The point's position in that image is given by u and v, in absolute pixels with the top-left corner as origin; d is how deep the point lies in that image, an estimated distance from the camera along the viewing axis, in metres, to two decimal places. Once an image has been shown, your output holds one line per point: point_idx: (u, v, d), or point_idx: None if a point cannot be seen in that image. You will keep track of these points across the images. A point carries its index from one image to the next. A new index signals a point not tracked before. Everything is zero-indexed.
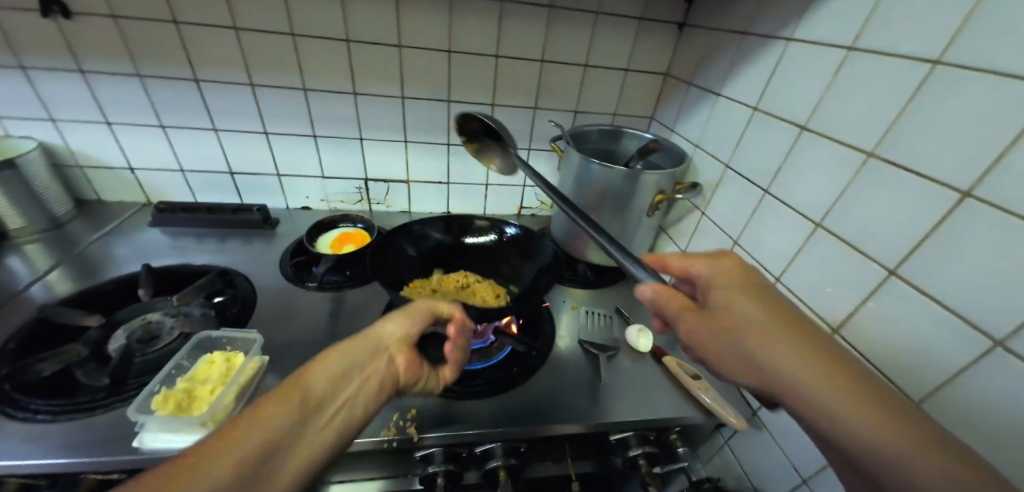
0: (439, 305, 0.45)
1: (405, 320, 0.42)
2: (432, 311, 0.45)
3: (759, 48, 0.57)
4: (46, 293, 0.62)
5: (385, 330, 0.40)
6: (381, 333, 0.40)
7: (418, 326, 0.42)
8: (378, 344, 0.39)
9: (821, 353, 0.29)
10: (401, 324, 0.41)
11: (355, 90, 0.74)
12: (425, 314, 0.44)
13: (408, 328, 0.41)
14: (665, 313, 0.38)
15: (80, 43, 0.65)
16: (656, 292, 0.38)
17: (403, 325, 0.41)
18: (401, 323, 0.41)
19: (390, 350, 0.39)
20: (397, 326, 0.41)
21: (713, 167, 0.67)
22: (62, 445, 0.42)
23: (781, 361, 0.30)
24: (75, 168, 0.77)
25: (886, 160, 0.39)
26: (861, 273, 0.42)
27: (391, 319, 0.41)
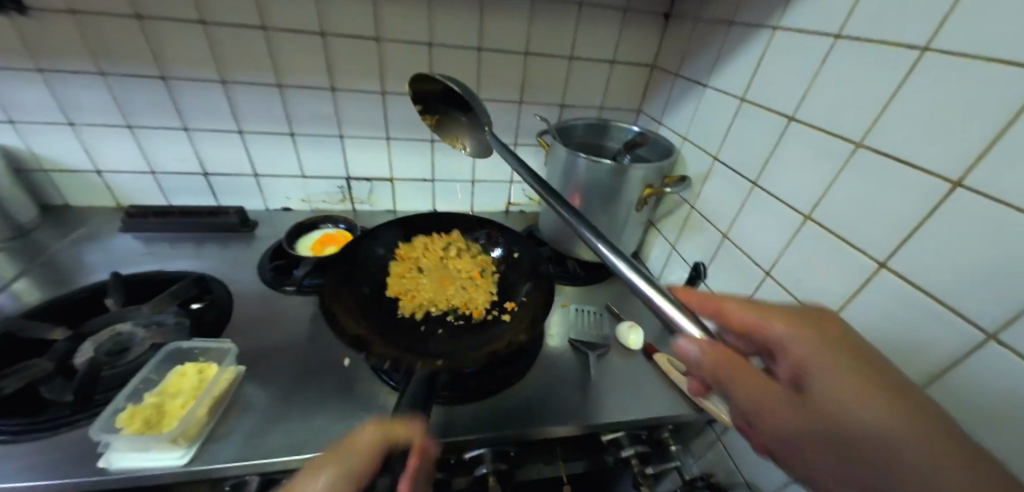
0: (392, 430, 0.32)
1: (339, 468, 0.29)
2: (382, 444, 0.31)
3: (745, 37, 0.56)
4: (9, 305, 0.58)
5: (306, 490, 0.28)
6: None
7: (357, 480, 0.29)
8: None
9: (927, 423, 0.24)
10: (332, 480, 0.29)
11: (332, 86, 0.72)
12: (368, 457, 0.30)
13: (342, 486, 0.29)
14: (708, 376, 0.28)
15: (36, 40, 0.61)
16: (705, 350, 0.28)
17: (338, 478, 0.29)
18: (333, 473, 0.29)
19: (364, 466, 0.30)
20: (368, 437, 0.31)
21: (701, 160, 0.66)
22: (24, 467, 0.39)
23: (893, 436, 0.24)
24: (39, 172, 0.73)
25: (876, 150, 0.39)
26: (851, 267, 0.41)
27: (320, 472, 0.29)
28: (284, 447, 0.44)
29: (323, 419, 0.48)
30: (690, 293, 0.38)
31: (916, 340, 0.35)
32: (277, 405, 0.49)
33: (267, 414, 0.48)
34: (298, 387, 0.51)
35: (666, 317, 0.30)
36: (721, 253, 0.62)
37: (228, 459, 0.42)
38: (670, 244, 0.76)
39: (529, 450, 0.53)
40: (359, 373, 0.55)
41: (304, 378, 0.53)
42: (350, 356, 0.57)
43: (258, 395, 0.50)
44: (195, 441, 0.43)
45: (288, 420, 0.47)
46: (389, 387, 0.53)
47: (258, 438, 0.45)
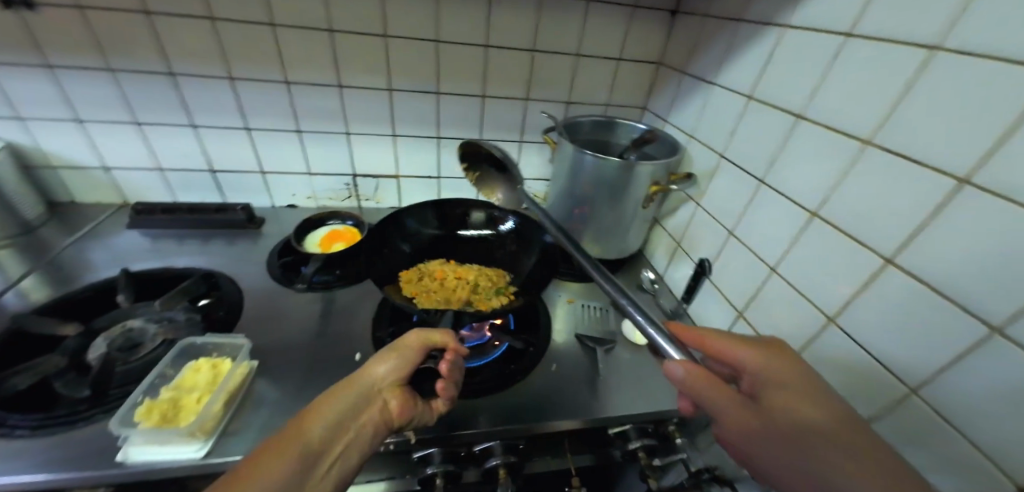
0: (431, 335, 0.44)
1: (396, 357, 0.41)
2: (424, 344, 0.43)
3: (753, 35, 0.56)
4: (20, 301, 0.59)
5: (377, 371, 0.39)
6: (372, 373, 0.39)
7: (412, 364, 0.41)
8: (374, 388, 0.38)
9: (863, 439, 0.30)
10: (393, 364, 0.40)
11: (340, 82, 0.72)
12: (416, 350, 0.42)
13: (402, 368, 0.40)
14: (694, 394, 0.34)
15: (44, 36, 0.61)
16: (689, 371, 0.34)
17: (397, 366, 0.40)
18: (392, 362, 0.40)
19: (383, 395, 0.38)
20: (387, 369, 0.40)
21: (707, 157, 0.67)
22: (43, 461, 0.40)
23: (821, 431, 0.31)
24: (45, 169, 0.73)
25: (884, 148, 0.39)
26: (857, 263, 0.42)
27: (383, 360, 0.40)
28: None
29: None
30: (680, 325, 0.44)
31: (921, 334, 0.36)
32: (290, 400, 0.49)
33: (281, 408, 0.48)
34: (311, 381, 0.52)
35: (659, 347, 0.38)
36: (727, 249, 0.63)
37: (244, 452, 0.43)
38: (675, 240, 0.77)
39: (537, 444, 0.53)
40: None
41: (316, 373, 0.53)
42: (360, 351, 0.58)
43: (271, 390, 0.50)
44: (213, 435, 0.44)
45: None
46: None
47: (273, 432, 0.46)
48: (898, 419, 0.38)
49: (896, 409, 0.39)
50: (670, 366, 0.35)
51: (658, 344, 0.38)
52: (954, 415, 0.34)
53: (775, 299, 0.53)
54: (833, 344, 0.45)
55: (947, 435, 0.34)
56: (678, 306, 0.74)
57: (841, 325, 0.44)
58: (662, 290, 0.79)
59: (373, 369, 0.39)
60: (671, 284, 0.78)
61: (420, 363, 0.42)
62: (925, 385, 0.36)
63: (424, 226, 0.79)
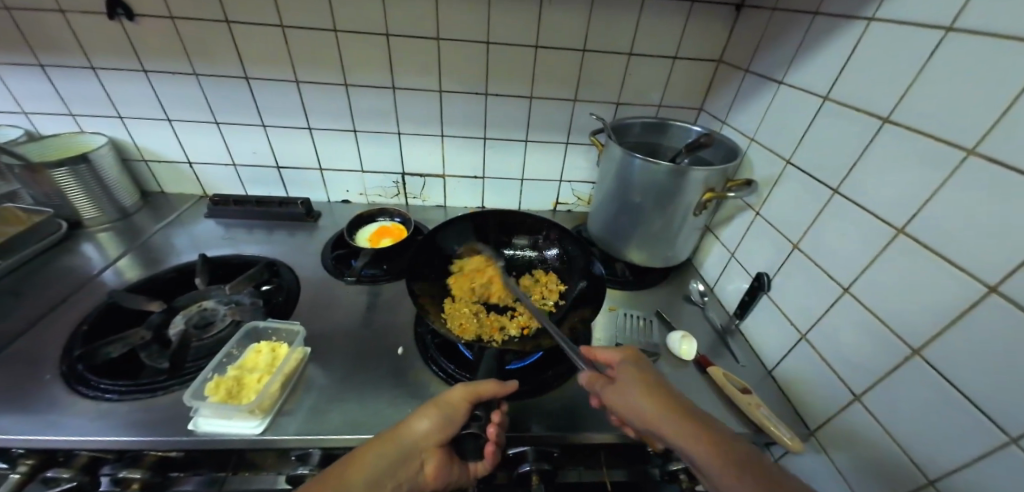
0: (477, 389, 0.42)
1: (439, 415, 0.41)
2: (468, 401, 0.42)
3: (831, 31, 0.51)
4: (115, 279, 0.67)
5: (421, 428, 0.40)
6: (415, 430, 0.39)
7: (454, 423, 0.41)
8: (414, 447, 0.39)
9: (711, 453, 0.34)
10: (436, 424, 0.40)
11: (394, 84, 0.75)
12: (460, 406, 0.42)
13: (444, 427, 0.40)
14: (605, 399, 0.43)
15: (143, 45, 0.69)
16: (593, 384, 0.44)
17: (439, 425, 0.40)
18: (435, 419, 0.40)
19: (422, 453, 0.40)
20: (429, 428, 0.40)
21: (770, 163, 0.62)
22: (126, 423, 0.45)
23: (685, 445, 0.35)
24: (140, 162, 0.83)
25: (990, 160, 0.34)
26: (951, 290, 0.36)
27: (426, 416, 0.40)
28: (342, 427, 0.47)
29: (377, 403, 0.50)
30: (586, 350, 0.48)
31: None
32: (335, 387, 0.52)
33: (328, 393, 0.51)
34: (356, 371, 0.55)
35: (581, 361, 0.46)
36: (789, 264, 0.58)
37: (292, 433, 0.46)
38: (729, 252, 0.72)
39: (572, 453, 0.52)
40: (409, 362, 0.57)
41: (362, 363, 0.56)
42: (402, 345, 0.60)
43: (321, 375, 0.53)
44: (269, 414, 0.47)
45: (348, 401, 0.50)
46: (437, 378, 0.54)
47: (319, 416, 0.48)
48: (990, 471, 0.33)
49: (990, 460, 0.33)
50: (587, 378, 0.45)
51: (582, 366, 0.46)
52: None
53: (844, 322, 0.48)
54: (914, 379, 0.40)
55: None
56: (729, 321, 0.69)
57: (926, 359, 0.39)
58: (712, 303, 0.75)
59: (414, 426, 0.40)
60: (721, 297, 0.74)
61: (462, 421, 0.41)
62: None
63: (466, 246, 0.75)
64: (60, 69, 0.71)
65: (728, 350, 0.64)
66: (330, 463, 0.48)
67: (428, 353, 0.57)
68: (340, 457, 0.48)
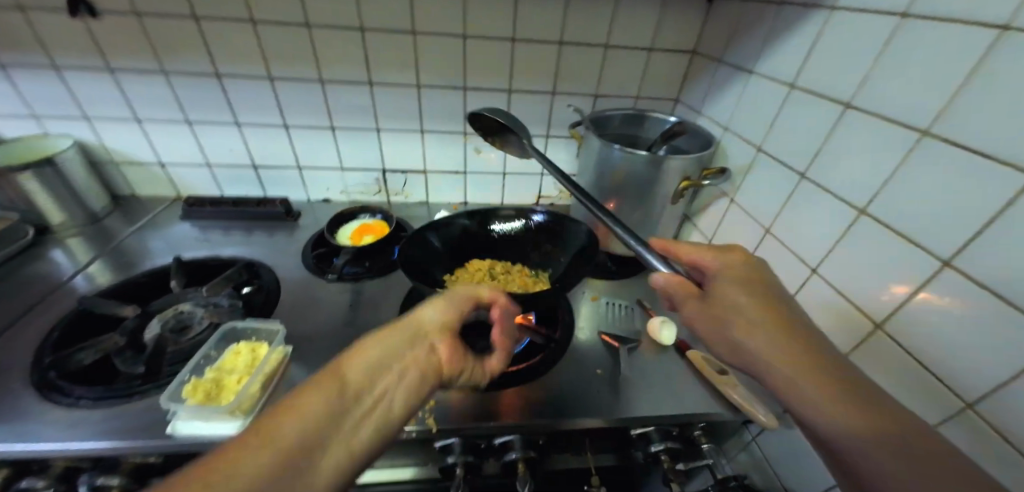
0: (481, 291, 0.42)
1: (444, 302, 0.37)
2: (472, 296, 0.40)
3: (797, 20, 0.52)
4: (87, 284, 0.65)
5: (426, 315, 0.35)
6: (420, 316, 0.35)
7: (461, 309, 0.38)
8: (418, 329, 0.34)
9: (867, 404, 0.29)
10: (440, 308, 0.36)
11: (370, 80, 0.74)
12: (465, 298, 0.39)
13: (449, 313, 0.37)
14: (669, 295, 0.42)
15: (109, 43, 0.67)
16: (668, 279, 0.41)
17: (443, 308, 0.36)
18: (441, 307, 0.36)
19: (429, 338, 0.34)
20: (435, 313, 0.36)
21: (743, 151, 0.63)
22: (101, 430, 0.44)
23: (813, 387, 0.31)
24: (109, 164, 0.81)
25: (944, 140, 0.35)
26: (909, 265, 0.38)
27: (431, 303, 0.36)
28: None
29: None
30: (661, 240, 0.46)
31: (981, 346, 0.33)
32: None
33: None
34: None
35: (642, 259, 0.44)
36: (763, 248, 0.59)
37: None
38: (707, 239, 0.74)
39: (558, 441, 0.53)
40: None
41: None
42: None
43: (304, 373, 0.53)
44: (250, 414, 0.46)
45: None
46: None
47: None
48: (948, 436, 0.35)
49: (950, 425, 0.35)
50: (654, 276, 0.42)
51: (649, 262, 0.42)
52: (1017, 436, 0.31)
53: (814, 302, 0.50)
54: (879, 353, 0.42)
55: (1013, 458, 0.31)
56: None
57: (888, 333, 0.41)
58: None
59: (422, 311, 0.35)
60: None
61: (468, 311, 0.39)
62: (983, 400, 0.33)
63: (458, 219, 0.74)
64: (19, 69, 0.68)
65: None
66: None
67: None
68: None
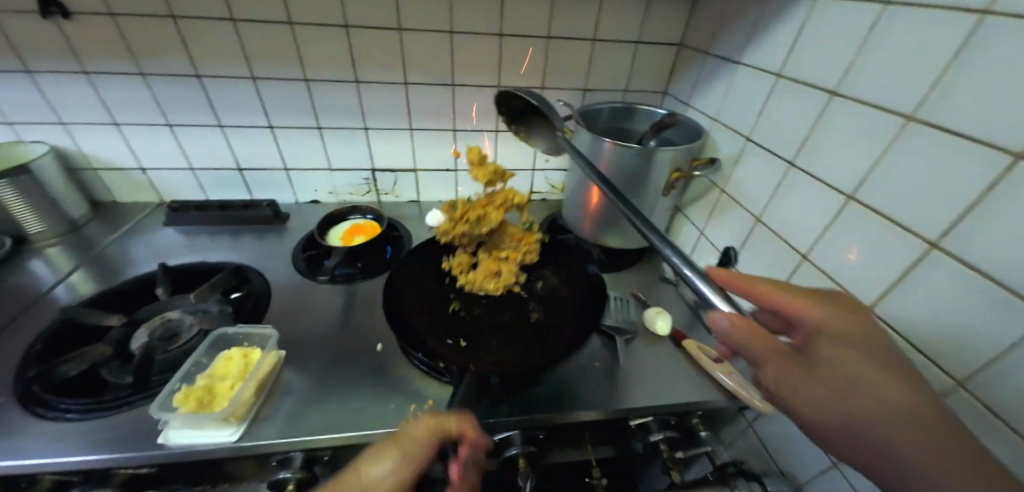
0: (445, 423, 0.36)
1: (401, 458, 0.33)
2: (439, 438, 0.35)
3: (782, 9, 0.53)
4: (68, 294, 0.63)
5: (374, 475, 0.31)
6: (370, 478, 0.31)
7: (420, 464, 0.33)
8: None
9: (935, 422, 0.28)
10: (394, 470, 0.32)
11: (356, 78, 0.73)
12: (425, 441, 0.34)
13: (404, 470, 0.32)
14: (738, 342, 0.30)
15: (83, 45, 0.64)
16: (735, 324, 0.29)
17: (399, 467, 0.32)
18: (395, 463, 0.32)
19: None
20: (386, 473, 0.31)
21: (732, 141, 0.64)
22: (89, 443, 0.43)
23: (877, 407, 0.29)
24: (87, 170, 0.78)
25: (929, 123, 0.36)
26: (897, 248, 0.39)
27: (386, 461, 0.32)
28: (324, 427, 0.46)
29: (359, 402, 0.50)
30: (725, 272, 0.40)
31: (969, 324, 0.33)
32: (315, 388, 0.51)
33: (307, 396, 0.50)
34: (336, 371, 0.54)
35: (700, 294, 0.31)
36: (753, 237, 0.60)
37: (272, 439, 0.45)
38: (699, 230, 0.74)
39: (558, 434, 0.53)
40: (390, 358, 0.56)
41: (341, 363, 0.55)
42: (381, 341, 0.59)
43: (299, 377, 0.52)
44: (244, 420, 0.46)
45: (329, 401, 0.49)
46: (420, 371, 0.54)
47: (300, 418, 0.47)
48: None
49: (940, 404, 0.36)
50: (713, 316, 0.30)
51: (703, 294, 0.30)
52: (1003, 411, 0.32)
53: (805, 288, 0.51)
54: None
55: (1002, 433, 0.32)
56: None
57: (878, 315, 0.41)
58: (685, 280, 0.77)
59: (372, 471, 0.31)
60: None
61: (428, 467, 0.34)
62: (972, 378, 0.34)
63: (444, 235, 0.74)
64: None
65: (702, 324, 0.66)
66: (314, 465, 0.47)
67: (408, 348, 0.56)
68: (324, 457, 0.47)
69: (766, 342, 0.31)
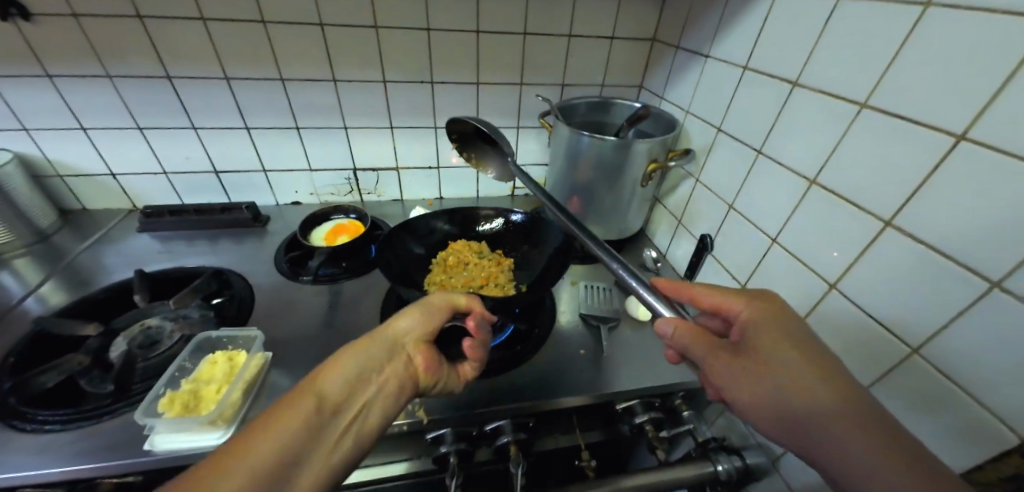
0: (455, 295, 0.45)
1: (420, 313, 0.41)
2: (450, 302, 0.44)
3: (747, 4, 0.55)
4: (40, 306, 0.61)
5: (400, 325, 0.40)
6: (395, 327, 0.40)
7: (438, 319, 0.42)
8: (393, 340, 0.39)
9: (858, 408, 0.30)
10: (415, 319, 0.41)
11: (334, 77, 0.72)
12: (441, 303, 0.43)
13: (426, 321, 0.41)
14: (681, 345, 0.37)
15: (45, 47, 0.62)
16: (676, 328, 0.37)
17: (421, 320, 0.41)
18: (417, 316, 0.41)
19: (406, 349, 0.40)
20: (410, 324, 0.40)
21: (705, 132, 0.66)
22: (74, 453, 0.42)
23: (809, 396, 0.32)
24: (53, 177, 0.75)
25: (880, 109, 0.39)
26: (855, 227, 0.42)
27: (407, 314, 0.41)
28: None
29: None
30: (667, 280, 0.45)
31: (922, 295, 0.36)
32: None
33: None
34: None
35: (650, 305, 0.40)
36: (727, 224, 0.63)
37: None
38: (676, 219, 0.77)
39: (546, 421, 0.55)
40: None
41: None
42: None
43: (287, 378, 0.52)
44: (233, 422, 0.45)
45: None
46: None
47: None
48: (898, 380, 0.39)
49: (898, 371, 0.39)
50: (660, 324, 0.38)
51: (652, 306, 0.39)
52: (953, 373, 0.34)
53: (775, 269, 0.54)
54: (834, 311, 0.45)
55: (954, 394, 0.34)
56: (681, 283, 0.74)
57: (841, 291, 0.44)
58: (665, 268, 0.79)
59: (397, 322, 0.40)
60: (673, 261, 0.79)
61: (446, 320, 0.43)
62: (926, 345, 0.36)
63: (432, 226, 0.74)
64: None
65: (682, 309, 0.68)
66: None
67: None
68: None
69: (704, 344, 0.37)
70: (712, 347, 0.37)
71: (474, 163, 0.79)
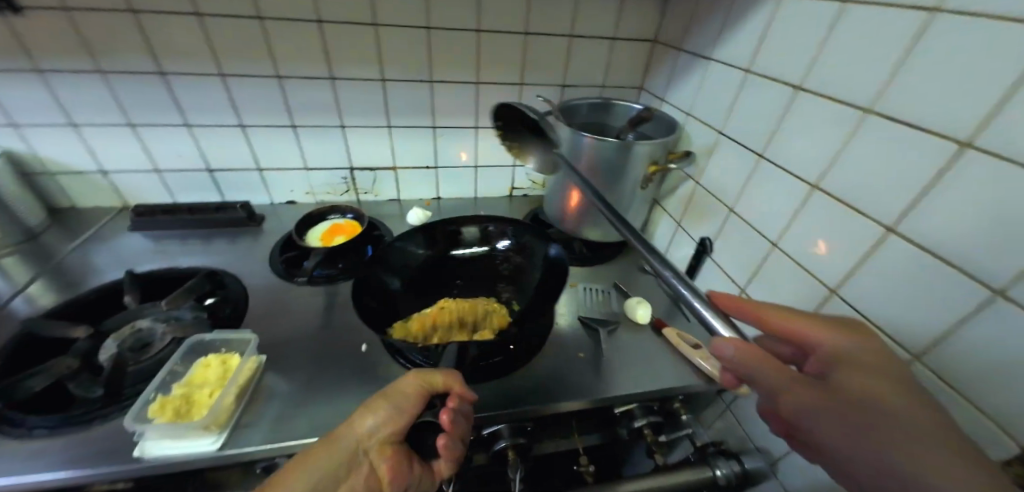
0: (431, 378, 0.40)
1: (386, 410, 0.37)
2: (422, 391, 0.39)
3: (750, 7, 0.55)
4: (27, 307, 0.59)
5: (363, 428, 0.36)
6: (356, 430, 0.36)
7: (405, 416, 0.37)
8: (356, 448, 0.36)
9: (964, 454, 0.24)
10: (380, 418, 0.37)
11: (332, 74, 0.71)
12: (412, 400, 0.38)
13: (392, 421, 0.37)
14: (744, 370, 0.30)
15: (33, 41, 0.60)
16: (739, 349, 0.30)
17: (386, 418, 0.37)
18: (382, 414, 0.37)
19: (370, 453, 0.36)
20: (374, 423, 0.37)
21: (706, 134, 0.66)
22: (61, 460, 0.41)
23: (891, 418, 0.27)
24: (42, 174, 0.73)
25: (885, 115, 0.38)
26: (857, 233, 0.42)
27: (371, 412, 0.37)
28: (310, 430, 0.46)
29: (344, 404, 0.49)
30: (731, 296, 0.39)
31: (925, 303, 0.36)
32: (299, 392, 0.50)
33: (292, 400, 0.49)
34: (320, 374, 0.53)
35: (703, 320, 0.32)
36: (727, 227, 0.62)
37: (257, 444, 0.44)
38: (676, 221, 0.76)
39: (545, 425, 0.54)
40: (375, 358, 0.56)
41: (325, 365, 0.54)
42: (365, 342, 0.58)
43: (282, 382, 0.51)
44: (226, 428, 0.44)
45: (314, 403, 0.49)
46: (406, 370, 0.54)
47: (284, 422, 0.46)
48: None
49: None
50: (718, 344, 0.31)
51: (706, 322, 0.32)
52: (955, 380, 0.34)
53: (776, 273, 0.53)
54: (835, 316, 0.45)
55: (957, 403, 0.34)
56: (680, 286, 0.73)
57: (843, 296, 0.44)
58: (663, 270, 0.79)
59: (359, 423, 0.37)
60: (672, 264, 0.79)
61: (418, 414, 0.38)
62: (928, 352, 0.36)
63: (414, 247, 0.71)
64: None
65: (681, 313, 0.68)
66: None
67: (393, 346, 0.56)
68: None
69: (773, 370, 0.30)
70: (787, 373, 0.30)
71: (517, 153, 0.73)
